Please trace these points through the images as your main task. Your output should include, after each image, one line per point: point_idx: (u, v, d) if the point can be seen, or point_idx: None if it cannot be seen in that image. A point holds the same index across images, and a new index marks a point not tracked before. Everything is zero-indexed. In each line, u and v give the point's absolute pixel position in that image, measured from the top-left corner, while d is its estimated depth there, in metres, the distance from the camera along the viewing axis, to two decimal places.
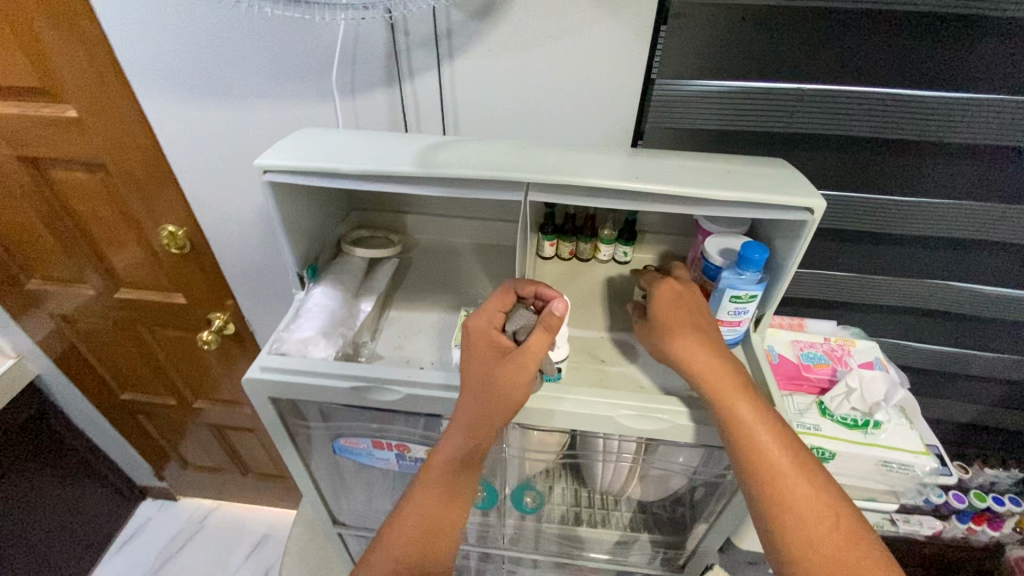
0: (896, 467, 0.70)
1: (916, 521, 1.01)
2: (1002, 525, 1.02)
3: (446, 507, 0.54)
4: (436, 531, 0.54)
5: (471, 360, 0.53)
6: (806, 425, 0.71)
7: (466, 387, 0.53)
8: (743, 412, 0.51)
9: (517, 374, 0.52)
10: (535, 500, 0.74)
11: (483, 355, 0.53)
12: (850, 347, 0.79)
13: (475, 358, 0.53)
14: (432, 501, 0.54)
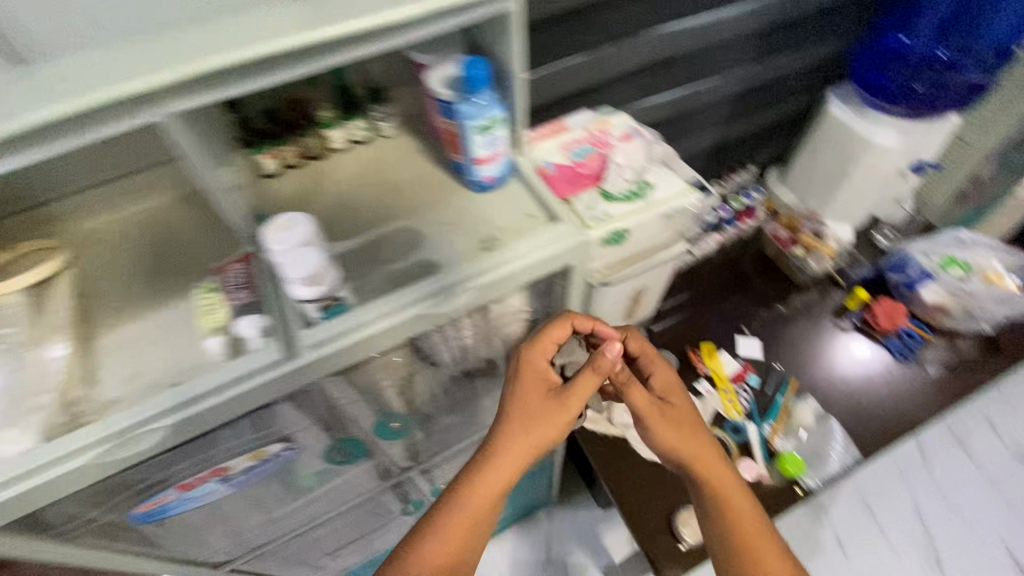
0: (673, 213, 0.77)
1: (704, 244, 1.23)
2: (755, 214, 1.25)
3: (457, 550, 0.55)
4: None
5: (522, 391, 0.59)
6: (598, 217, 0.74)
7: (506, 425, 0.58)
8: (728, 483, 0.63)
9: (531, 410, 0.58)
10: (400, 426, 0.73)
11: (534, 390, 0.59)
12: (608, 129, 0.83)
13: (530, 390, 0.59)
14: (448, 544, 0.55)
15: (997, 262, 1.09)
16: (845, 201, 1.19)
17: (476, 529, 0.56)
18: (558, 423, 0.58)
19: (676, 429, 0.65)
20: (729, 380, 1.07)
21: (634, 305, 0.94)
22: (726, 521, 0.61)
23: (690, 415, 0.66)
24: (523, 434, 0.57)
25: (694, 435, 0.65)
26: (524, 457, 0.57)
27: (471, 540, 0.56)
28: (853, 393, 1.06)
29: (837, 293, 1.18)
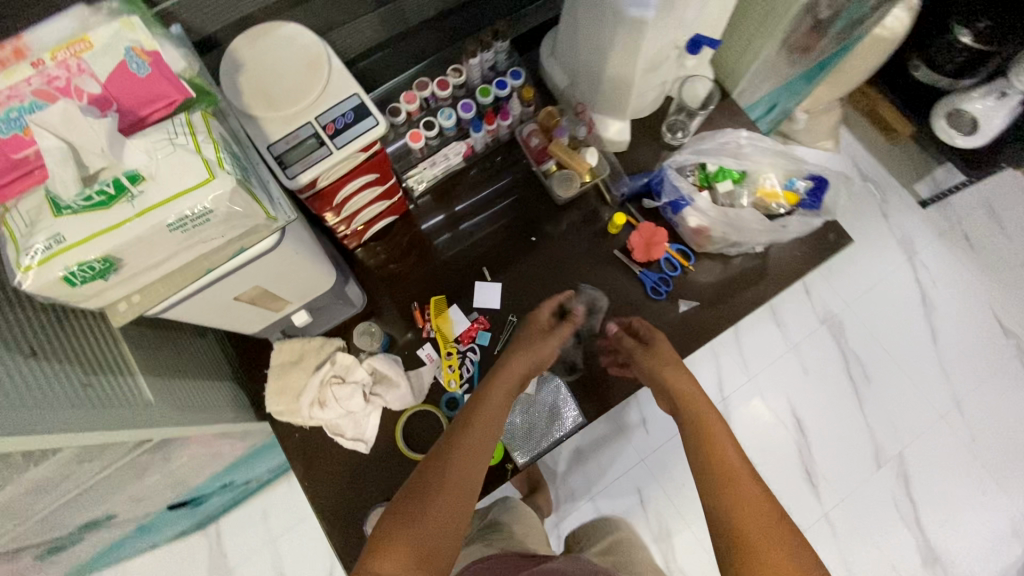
0: (194, 221, 0.48)
1: (442, 159, 0.95)
2: (510, 112, 0.95)
3: (478, 441, 0.67)
4: (472, 462, 0.65)
5: (535, 332, 0.85)
6: (37, 248, 0.44)
7: (517, 352, 0.81)
8: (676, 373, 0.79)
9: (492, 389, 0.75)
10: None
11: (536, 329, 0.85)
12: (78, 59, 0.47)
13: (535, 328, 0.85)
14: (468, 439, 0.67)
15: (774, 173, 0.90)
16: (613, 92, 0.90)
17: (471, 484, 0.63)
18: (501, 395, 0.75)
19: (657, 341, 0.84)
20: (454, 342, 0.91)
21: (273, 298, 0.70)
22: (689, 393, 0.76)
23: (666, 345, 0.83)
24: (529, 356, 0.81)
25: (666, 346, 0.83)
26: (487, 422, 0.70)
27: (483, 443, 0.68)
28: (594, 339, 0.91)
29: (599, 213, 0.97)
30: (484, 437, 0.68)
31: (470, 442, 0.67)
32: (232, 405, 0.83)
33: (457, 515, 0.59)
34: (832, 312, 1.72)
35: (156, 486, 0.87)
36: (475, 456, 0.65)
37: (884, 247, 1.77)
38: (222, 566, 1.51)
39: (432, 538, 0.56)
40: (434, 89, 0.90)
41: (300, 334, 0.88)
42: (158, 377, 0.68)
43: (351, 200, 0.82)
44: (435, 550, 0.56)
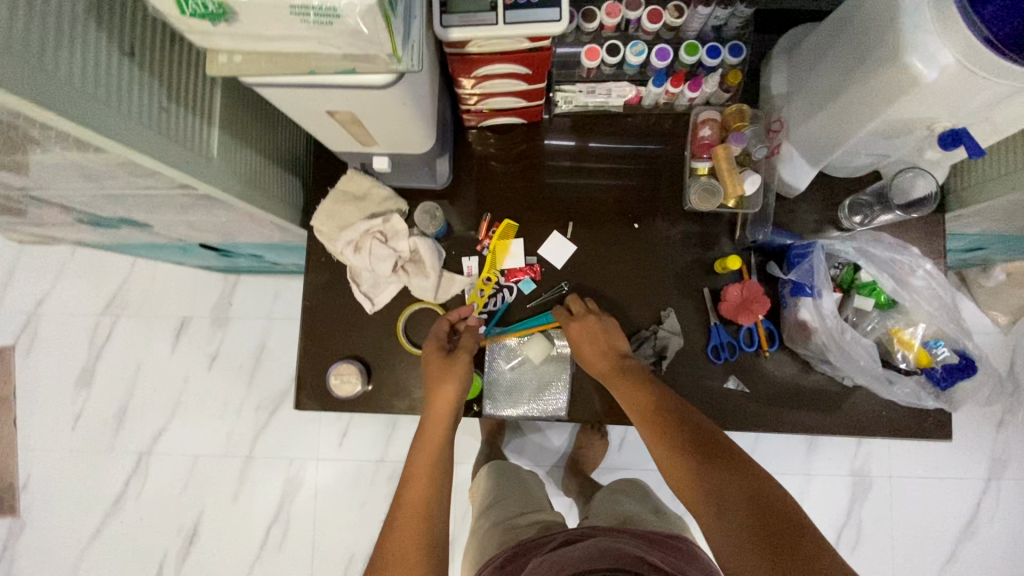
0: (316, 16, 0.43)
1: (604, 92, 0.84)
2: (701, 86, 0.81)
3: (415, 505, 0.70)
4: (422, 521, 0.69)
5: (432, 361, 0.80)
6: None
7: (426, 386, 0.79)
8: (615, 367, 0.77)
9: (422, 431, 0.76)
10: None
11: (433, 351, 0.80)
12: None
13: (429, 355, 0.81)
14: (405, 512, 0.70)
15: (925, 324, 0.74)
16: (822, 133, 0.74)
17: (426, 521, 0.69)
18: (430, 420, 0.77)
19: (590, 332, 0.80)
20: (499, 271, 0.87)
21: (364, 130, 0.66)
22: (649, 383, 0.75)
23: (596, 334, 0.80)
24: (439, 385, 0.78)
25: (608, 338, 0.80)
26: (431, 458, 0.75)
27: (428, 496, 0.71)
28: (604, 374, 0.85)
29: (717, 244, 0.86)
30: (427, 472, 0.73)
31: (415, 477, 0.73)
32: (284, 200, 0.84)
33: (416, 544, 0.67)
34: (868, 473, 1.56)
35: (195, 225, 0.92)
36: (420, 490, 0.71)
37: (970, 452, 1.55)
38: (225, 310, 1.67)
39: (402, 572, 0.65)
40: (642, 17, 0.77)
41: (375, 176, 0.85)
42: (232, 139, 0.69)
43: (491, 81, 0.75)
44: None
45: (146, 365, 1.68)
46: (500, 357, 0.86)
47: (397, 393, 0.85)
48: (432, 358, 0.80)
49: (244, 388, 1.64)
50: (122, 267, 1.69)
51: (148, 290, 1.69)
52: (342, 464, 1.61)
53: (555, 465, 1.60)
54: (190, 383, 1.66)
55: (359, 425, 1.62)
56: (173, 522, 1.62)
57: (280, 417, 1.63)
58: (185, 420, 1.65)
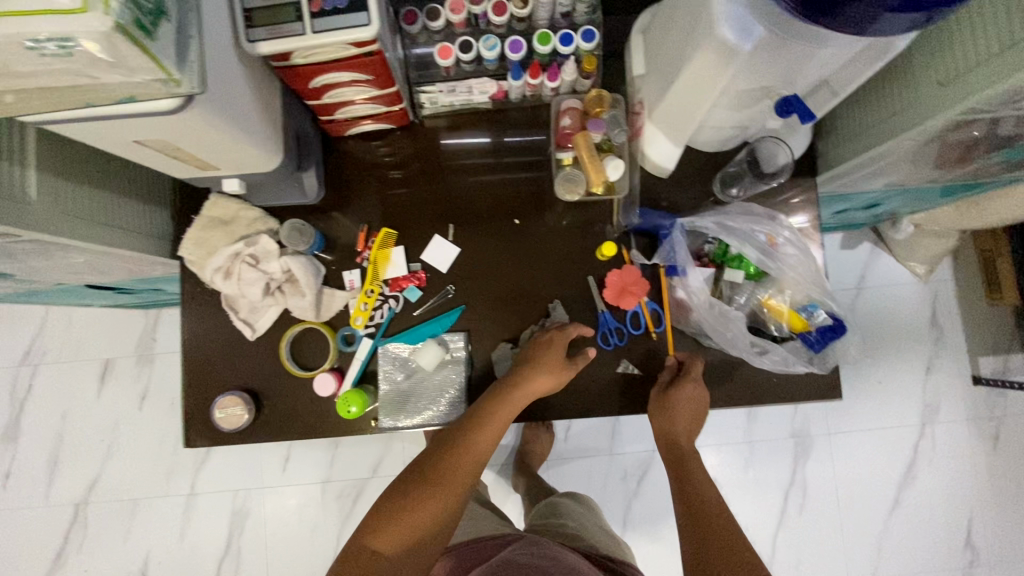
0: (54, 48, 0.40)
1: (465, 89, 0.83)
2: (559, 76, 0.81)
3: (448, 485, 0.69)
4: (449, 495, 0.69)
5: (539, 354, 0.78)
6: None
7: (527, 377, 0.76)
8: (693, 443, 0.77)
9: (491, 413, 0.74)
10: None
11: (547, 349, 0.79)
12: None
13: (548, 349, 0.79)
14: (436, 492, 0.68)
15: (793, 290, 0.76)
16: (674, 112, 0.74)
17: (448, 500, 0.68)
18: (494, 429, 0.74)
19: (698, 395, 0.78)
20: (381, 282, 0.85)
21: (194, 155, 0.64)
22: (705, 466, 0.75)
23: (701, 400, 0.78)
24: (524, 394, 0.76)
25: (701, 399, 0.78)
26: (474, 460, 0.72)
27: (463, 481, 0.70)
28: None
29: (597, 230, 0.85)
30: (466, 476, 0.71)
31: (454, 474, 0.70)
32: (145, 232, 0.80)
33: (424, 530, 0.66)
34: (809, 432, 1.59)
35: (63, 269, 0.88)
36: (453, 486, 0.70)
37: (902, 401, 1.60)
38: (149, 346, 1.61)
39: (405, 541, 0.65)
40: (487, 10, 0.76)
41: (242, 198, 0.83)
42: (60, 177, 0.66)
43: (335, 90, 0.73)
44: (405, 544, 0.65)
45: (73, 412, 1.61)
46: (390, 368, 0.83)
47: (288, 418, 0.82)
48: (553, 355, 0.78)
49: (178, 424, 1.60)
50: (36, 312, 1.62)
51: (65, 334, 1.62)
52: (289, 488, 1.58)
53: (504, 464, 1.60)
54: (122, 425, 1.60)
55: (302, 447, 1.59)
56: (119, 570, 1.57)
57: (220, 449, 1.59)
58: (120, 463, 1.60)
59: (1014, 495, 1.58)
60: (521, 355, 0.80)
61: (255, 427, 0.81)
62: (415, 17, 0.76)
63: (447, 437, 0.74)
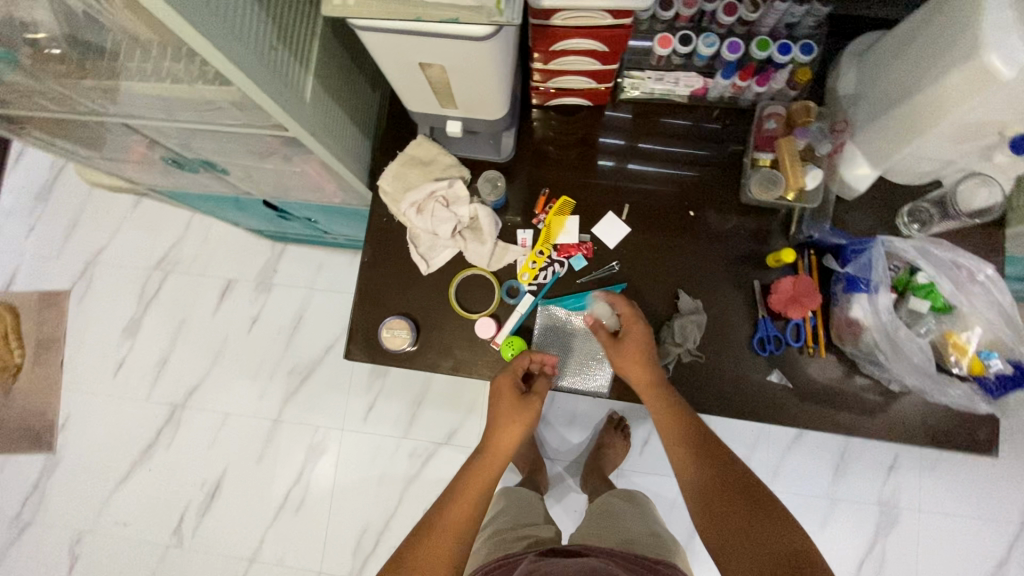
0: None
1: (671, 81, 0.87)
2: (769, 82, 0.83)
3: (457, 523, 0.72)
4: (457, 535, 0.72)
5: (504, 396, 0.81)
6: None
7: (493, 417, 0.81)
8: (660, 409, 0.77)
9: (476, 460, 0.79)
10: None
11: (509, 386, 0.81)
12: None
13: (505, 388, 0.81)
14: (445, 536, 0.71)
15: (982, 330, 0.74)
16: (888, 134, 0.75)
17: (456, 539, 0.71)
18: (468, 494, 0.75)
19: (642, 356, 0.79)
20: (552, 246, 0.89)
21: (446, 88, 0.70)
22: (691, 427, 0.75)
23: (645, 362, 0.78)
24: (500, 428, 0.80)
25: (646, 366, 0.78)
26: (454, 530, 0.72)
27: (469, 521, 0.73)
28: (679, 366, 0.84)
29: (769, 238, 0.87)
30: (446, 547, 0.71)
31: (436, 551, 0.70)
32: (356, 157, 0.88)
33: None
34: (897, 504, 1.51)
35: (267, 177, 0.97)
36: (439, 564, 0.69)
37: (1006, 496, 1.50)
38: (269, 276, 1.73)
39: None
40: (717, 9, 0.79)
41: (443, 144, 0.89)
42: (323, 88, 0.74)
43: (566, 57, 0.78)
44: None
45: (189, 321, 1.74)
46: (544, 327, 0.87)
47: (443, 352, 0.87)
48: (504, 395, 0.81)
49: (279, 352, 1.70)
50: (179, 223, 1.77)
51: (199, 249, 1.76)
52: (366, 436, 1.64)
53: (574, 460, 1.60)
54: (229, 342, 1.72)
55: (386, 399, 1.65)
56: (198, 474, 1.67)
57: (311, 384, 1.68)
58: (220, 377, 1.71)
59: None
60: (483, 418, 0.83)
61: (410, 353, 0.86)
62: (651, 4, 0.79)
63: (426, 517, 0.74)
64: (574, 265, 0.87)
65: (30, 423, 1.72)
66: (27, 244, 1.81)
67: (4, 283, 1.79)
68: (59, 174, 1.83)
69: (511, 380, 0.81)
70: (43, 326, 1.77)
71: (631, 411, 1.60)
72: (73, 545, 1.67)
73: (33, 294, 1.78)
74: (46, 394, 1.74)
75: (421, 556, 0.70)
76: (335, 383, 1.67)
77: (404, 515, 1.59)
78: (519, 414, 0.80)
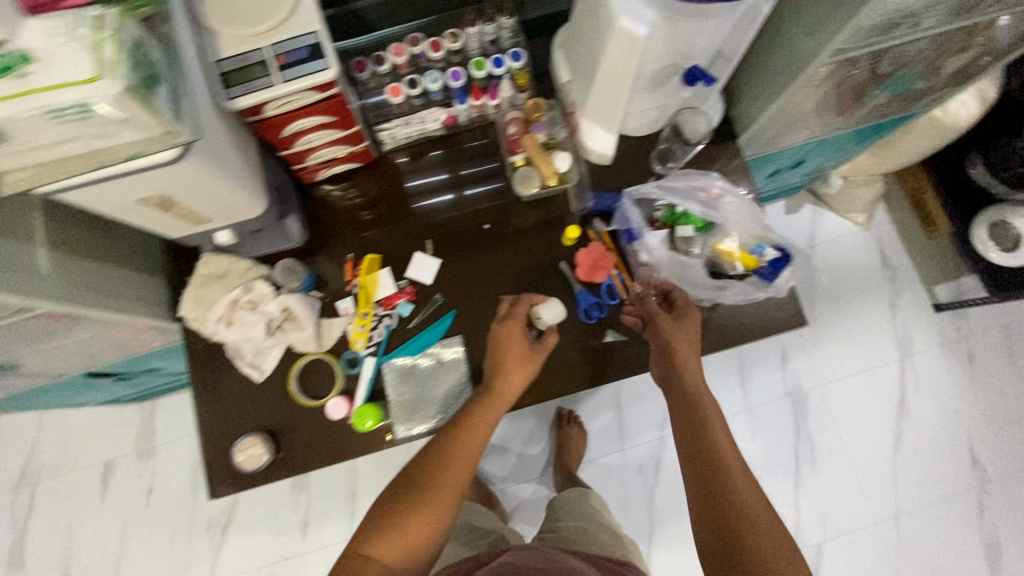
0: (73, 114, 0.48)
1: (419, 121, 0.93)
2: (499, 93, 0.92)
3: (453, 471, 0.73)
4: (455, 479, 0.72)
5: (510, 344, 0.83)
6: None
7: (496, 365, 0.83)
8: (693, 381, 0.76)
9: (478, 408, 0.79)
10: None
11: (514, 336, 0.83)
12: None
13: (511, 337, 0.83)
14: (443, 482, 0.71)
15: (739, 233, 0.85)
16: (601, 103, 0.85)
17: (453, 486, 0.72)
18: (483, 430, 0.76)
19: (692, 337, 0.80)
20: (374, 303, 0.91)
21: (188, 209, 0.71)
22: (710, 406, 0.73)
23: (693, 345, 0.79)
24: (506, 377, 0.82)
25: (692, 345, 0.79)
26: (463, 465, 0.74)
27: (466, 468, 0.74)
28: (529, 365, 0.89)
29: (559, 221, 0.94)
30: (444, 497, 0.71)
31: (445, 481, 0.71)
32: (147, 299, 0.86)
33: (422, 540, 0.68)
34: (802, 388, 1.66)
35: (67, 353, 0.92)
36: (446, 495, 0.71)
37: (878, 342, 1.70)
38: (149, 439, 1.60)
39: (405, 550, 0.67)
40: (425, 50, 0.87)
41: (231, 253, 0.89)
42: (66, 252, 0.72)
43: (305, 136, 0.81)
44: (424, 532, 0.68)
45: (77, 525, 1.57)
46: (394, 382, 0.87)
47: (308, 449, 0.85)
48: (511, 344, 0.83)
49: (189, 511, 1.57)
50: (26, 428, 1.60)
51: (61, 444, 1.60)
52: (312, 554, 1.55)
53: (542, 471, 1.63)
54: (130, 527, 1.56)
55: (319, 508, 1.57)
56: None
57: (235, 529, 1.56)
58: (134, 566, 1.54)
59: (1002, 409, 1.66)
60: (490, 360, 0.84)
61: (277, 463, 0.84)
62: (364, 65, 0.87)
63: (431, 446, 0.75)
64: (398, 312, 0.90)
65: None
66: None
67: None
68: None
69: (519, 330, 0.84)
70: None
71: (577, 402, 1.65)
72: None
73: None
74: None
75: (421, 502, 0.69)
76: (261, 516, 1.57)
77: None
78: (523, 361, 0.83)
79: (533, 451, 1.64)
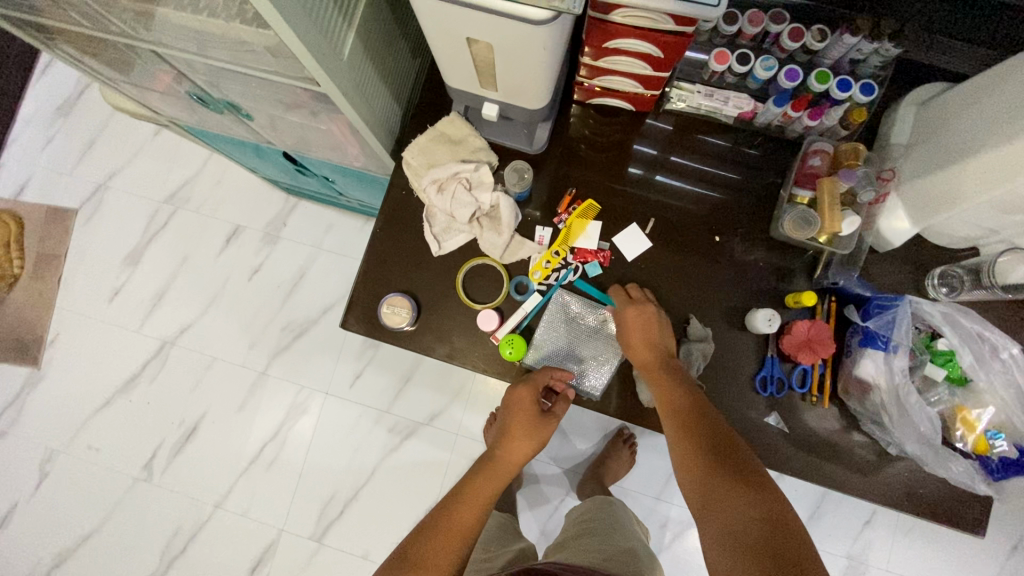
0: None
1: (721, 99, 0.83)
2: (822, 117, 0.79)
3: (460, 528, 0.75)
4: (461, 530, 0.74)
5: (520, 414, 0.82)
6: None
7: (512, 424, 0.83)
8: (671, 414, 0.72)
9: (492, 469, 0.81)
10: None
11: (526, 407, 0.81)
12: None
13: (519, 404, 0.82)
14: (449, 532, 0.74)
15: (993, 409, 0.72)
16: (936, 191, 0.71)
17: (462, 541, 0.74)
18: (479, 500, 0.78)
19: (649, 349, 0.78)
20: (569, 248, 0.86)
21: (490, 69, 0.68)
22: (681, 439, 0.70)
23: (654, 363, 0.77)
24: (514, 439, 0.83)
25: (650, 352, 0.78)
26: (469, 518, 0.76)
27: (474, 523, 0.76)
28: None
29: (791, 277, 0.84)
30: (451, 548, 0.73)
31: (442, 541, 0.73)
32: (385, 125, 0.86)
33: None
34: (865, 560, 1.50)
35: (291, 129, 0.95)
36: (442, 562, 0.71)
37: (977, 572, 1.49)
38: (278, 228, 1.71)
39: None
40: (781, 32, 0.76)
41: (475, 126, 0.87)
42: (362, 49, 0.71)
43: (618, 56, 0.75)
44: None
45: (190, 260, 1.72)
46: (546, 328, 0.84)
47: (440, 338, 0.85)
48: (521, 412, 0.82)
49: (275, 306, 1.68)
50: (196, 160, 1.75)
51: (211, 189, 1.74)
52: (349, 403, 1.63)
53: (574, 467, 1.59)
54: (227, 288, 1.70)
55: (374, 371, 1.64)
56: (176, 413, 1.67)
57: (302, 344, 1.66)
58: (214, 320, 1.69)
59: None
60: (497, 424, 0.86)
61: (409, 332, 0.85)
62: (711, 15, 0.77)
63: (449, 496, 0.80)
64: (587, 269, 0.85)
65: (20, 335, 1.71)
66: (43, 155, 1.79)
67: (14, 192, 1.77)
68: (80, 92, 1.80)
69: (527, 398, 0.81)
70: (46, 241, 1.75)
71: (642, 429, 1.59)
72: (44, 462, 1.67)
73: (40, 207, 1.76)
74: (37, 308, 1.73)
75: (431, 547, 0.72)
76: (327, 347, 1.66)
77: (374, 489, 1.59)
78: (538, 427, 0.83)
79: (580, 449, 1.60)
